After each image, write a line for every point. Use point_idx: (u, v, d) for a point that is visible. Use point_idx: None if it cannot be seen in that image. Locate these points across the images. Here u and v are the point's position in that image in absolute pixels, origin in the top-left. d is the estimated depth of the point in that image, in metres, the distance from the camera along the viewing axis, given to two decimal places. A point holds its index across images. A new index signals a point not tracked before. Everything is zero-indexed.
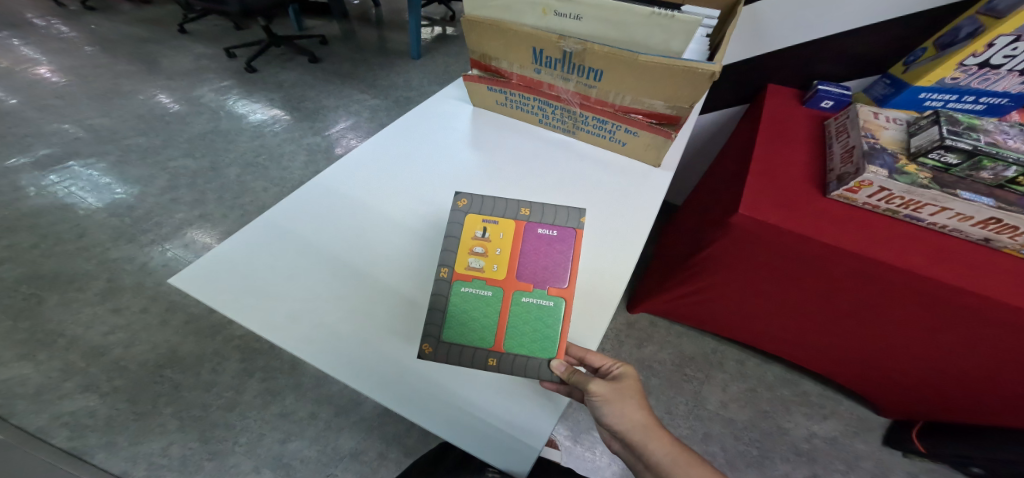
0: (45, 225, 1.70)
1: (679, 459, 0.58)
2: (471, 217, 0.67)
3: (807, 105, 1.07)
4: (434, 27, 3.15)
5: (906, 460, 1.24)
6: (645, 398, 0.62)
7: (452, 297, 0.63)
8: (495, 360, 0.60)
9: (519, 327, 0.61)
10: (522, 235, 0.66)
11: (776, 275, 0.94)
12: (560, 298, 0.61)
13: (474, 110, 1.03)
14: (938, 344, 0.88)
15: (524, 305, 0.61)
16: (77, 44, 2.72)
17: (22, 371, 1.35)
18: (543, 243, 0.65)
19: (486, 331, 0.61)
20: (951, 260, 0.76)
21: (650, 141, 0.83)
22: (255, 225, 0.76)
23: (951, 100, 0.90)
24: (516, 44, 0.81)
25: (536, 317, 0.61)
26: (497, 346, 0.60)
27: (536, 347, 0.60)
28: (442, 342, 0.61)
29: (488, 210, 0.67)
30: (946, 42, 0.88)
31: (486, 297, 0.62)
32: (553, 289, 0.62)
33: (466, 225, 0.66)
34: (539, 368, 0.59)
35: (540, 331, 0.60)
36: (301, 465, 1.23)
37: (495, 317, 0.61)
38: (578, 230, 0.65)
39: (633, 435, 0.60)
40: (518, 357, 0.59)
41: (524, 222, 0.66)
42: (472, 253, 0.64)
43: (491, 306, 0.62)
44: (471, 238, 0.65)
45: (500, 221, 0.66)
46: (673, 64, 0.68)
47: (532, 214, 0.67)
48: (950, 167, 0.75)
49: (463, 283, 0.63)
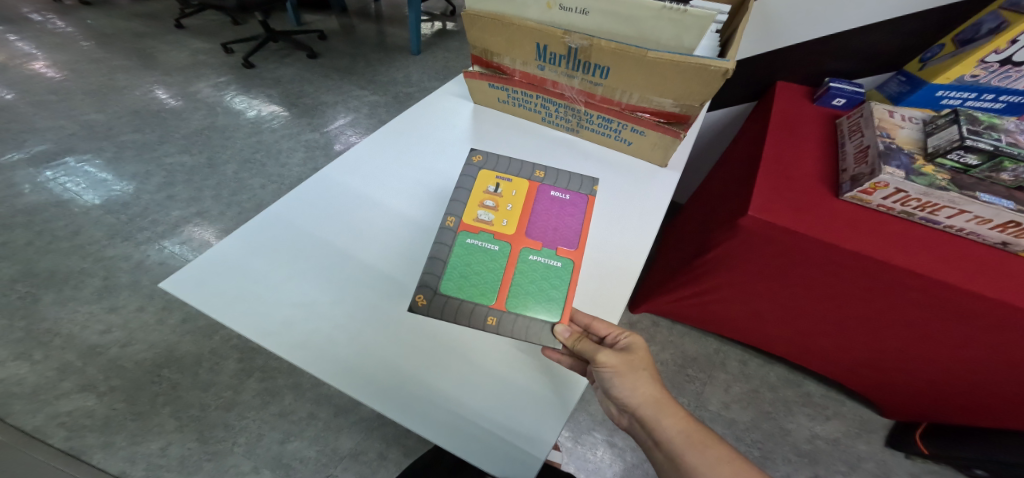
0: (40, 222, 1.68)
1: (692, 434, 0.55)
2: (484, 174, 0.69)
3: (818, 103, 1.05)
4: (434, 22, 3.12)
5: (908, 461, 1.23)
6: (656, 369, 0.59)
7: (456, 249, 0.63)
8: (494, 319, 0.58)
9: (523, 286, 0.60)
10: (534, 195, 0.67)
11: (785, 277, 0.93)
12: (569, 260, 0.62)
13: (475, 107, 1.01)
14: (948, 346, 0.86)
15: (529, 264, 0.61)
16: (72, 38, 2.68)
17: (18, 371, 1.33)
18: (554, 205, 0.66)
19: (488, 288, 0.60)
20: (968, 264, 0.74)
21: (657, 140, 0.81)
22: (249, 226, 0.74)
23: (970, 98, 0.88)
24: (519, 39, 0.78)
25: (541, 277, 0.61)
26: (498, 304, 0.59)
27: (538, 308, 0.59)
28: (438, 295, 0.60)
29: (503, 169, 0.69)
30: (966, 38, 0.86)
31: (493, 251, 0.62)
32: (563, 250, 0.62)
33: (477, 180, 0.68)
34: (540, 333, 0.57)
35: (544, 292, 0.60)
36: (300, 465, 1.22)
37: (499, 271, 0.61)
38: (589, 198, 0.67)
39: (644, 409, 0.56)
40: (519, 318, 0.58)
41: (537, 183, 0.68)
42: (483, 206, 0.65)
43: (496, 262, 0.62)
44: (483, 192, 0.67)
45: (513, 180, 0.68)
46: (685, 61, 0.66)
47: (545, 178, 0.69)
48: (969, 168, 0.73)
49: (469, 235, 0.64)
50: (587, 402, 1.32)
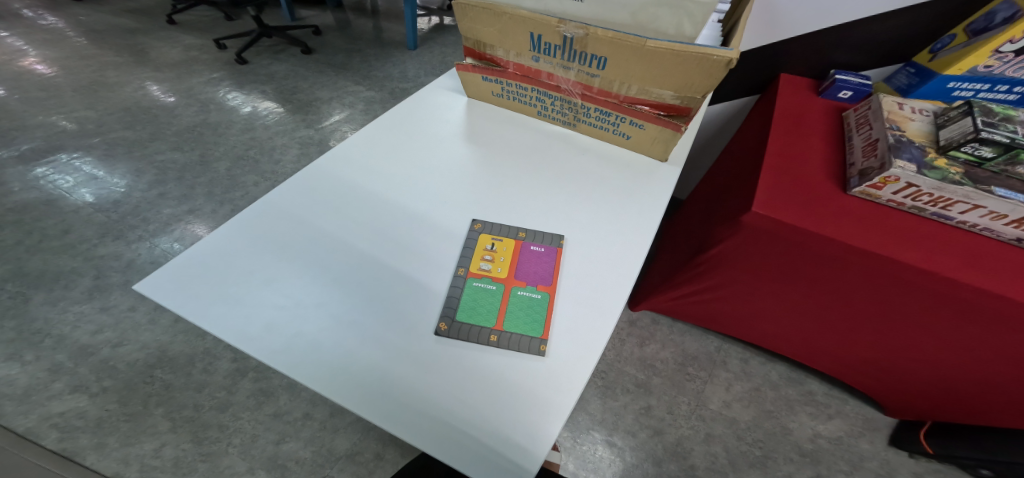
0: (30, 221, 1.64)
1: None
2: (483, 236, 0.72)
3: (823, 96, 1.02)
4: (431, 17, 3.08)
5: (912, 460, 1.20)
6: None
7: (464, 290, 0.65)
8: (496, 337, 0.60)
9: (516, 313, 0.62)
10: (525, 251, 0.70)
11: (790, 275, 0.90)
12: (548, 293, 0.64)
13: (469, 101, 0.98)
14: (957, 343, 0.84)
15: (519, 298, 0.64)
16: (63, 34, 2.64)
17: (9, 371, 1.30)
18: (542, 256, 0.69)
19: (488, 313, 0.62)
20: (984, 262, 0.71)
21: (657, 134, 0.78)
22: (233, 225, 0.71)
23: (983, 89, 0.85)
24: (513, 29, 0.75)
25: (530, 307, 0.63)
26: (498, 325, 0.61)
27: (527, 328, 0.61)
28: (455, 321, 0.61)
29: (498, 230, 0.72)
30: (979, 28, 0.84)
31: (490, 290, 0.65)
32: (543, 285, 0.65)
33: (478, 241, 0.71)
34: (532, 351, 0.59)
35: (531, 317, 0.62)
36: (296, 466, 1.19)
37: (495, 303, 0.63)
38: (561, 247, 0.70)
39: None
40: (515, 336, 0.60)
41: (525, 239, 0.71)
42: (482, 258, 0.68)
43: (492, 297, 0.64)
44: (483, 248, 0.70)
45: (503, 238, 0.71)
46: (686, 51, 0.63)
47: (529, 235, 0.72)
48: (984, 161, 0.70)
49: (475, 279, 0.66)
50: (587, 401, 1.30)
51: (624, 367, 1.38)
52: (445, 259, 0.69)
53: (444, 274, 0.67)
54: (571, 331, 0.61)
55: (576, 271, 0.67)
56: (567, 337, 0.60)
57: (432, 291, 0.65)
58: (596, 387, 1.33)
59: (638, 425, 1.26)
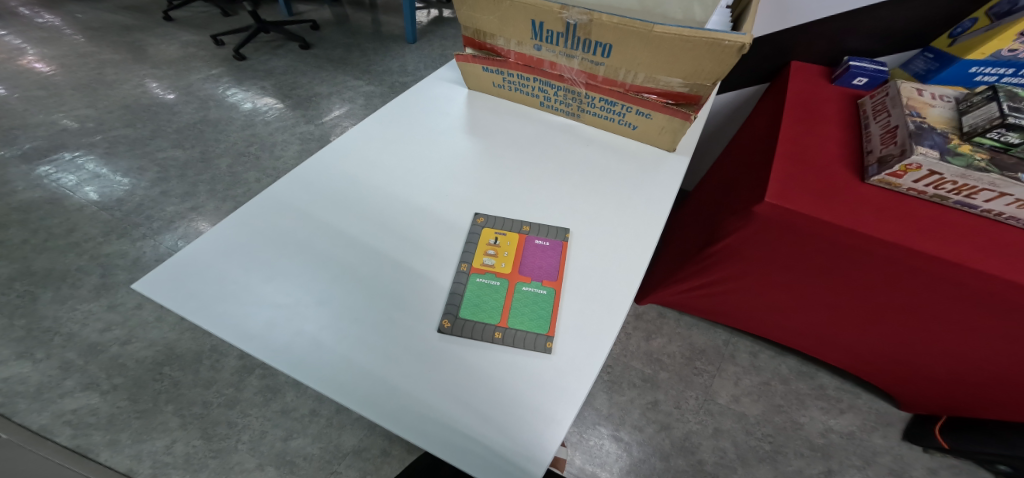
0: (34, 220, 1.65)
1: None
2: (486, 231, 0.70)
3: (836, 83, 0.99)
4: (430, 10, 3.04)
5: (925, 455, 1.18)
6: None
7: (468, 286, 0.63)
8: (500, 334, 0.58)
9: (521, 310, 0.60)
10: (526, 246, 0.68)
11: (803, 266, 0.88)
12: (554, 288, 0.63)
13: (469, 93, 0.96)
14: (978, 333, 0.81)
15: (524, 294, 0.62)
16: (60, 32, 2.64)
17: (21, 370, 1.31)
18: (545, 251, 0.67)
19: (492, 309, 0.61)
20: (1009, 251, 0.68)
21: (664, 123, 0.76)
22: (230, 225, 0.70)
23: (1006, 74, 0.82)
24: (514, 16, 0.73)
25: (535, 303, 0.61)
26: (502, 322, 0.59)
27: (533, 324, 0.59)
28: (458, 318, 0.60)
29: (500, 225, 0.71)
30: (1002, 12, 0.80)
31: (494, 286, 0.63)
32: (548, 280, 0.64)
33: (482, 235, 0.69)
34: (538, 347, 0.57)
35: (536, 313, 0.60)
36: (304, 462, 1.19)
37: (500, 299, 0.62)
38: (566, 241, 0.68)
39: None
40: (520, 333, 0.58)
41: (526, 236, 0.69)
42: (486, 253, 0.67)
43: (496, 293, 0.63)
44: (486, 244, 0.68)
45: (507, 233, 0.70)
46: (695, 36, 0.61)
47: (532, 230, 0.70)
48: (1011, 146, 0.67)
49: (479, 275, 0.65)
50: (593, 396, 1.29)
51: (630, 361, 1.36)
52: (448, 254, 0.67)
53: (448, 268, 0.66)
54: (579, 327, 0.59)
55: (582, 267, 0.66)
56: (575, 332, 0.59)
57: (435, 286, 0.64)
58: (602, 381, 1.32)
59: (645, 420, 1.25)
